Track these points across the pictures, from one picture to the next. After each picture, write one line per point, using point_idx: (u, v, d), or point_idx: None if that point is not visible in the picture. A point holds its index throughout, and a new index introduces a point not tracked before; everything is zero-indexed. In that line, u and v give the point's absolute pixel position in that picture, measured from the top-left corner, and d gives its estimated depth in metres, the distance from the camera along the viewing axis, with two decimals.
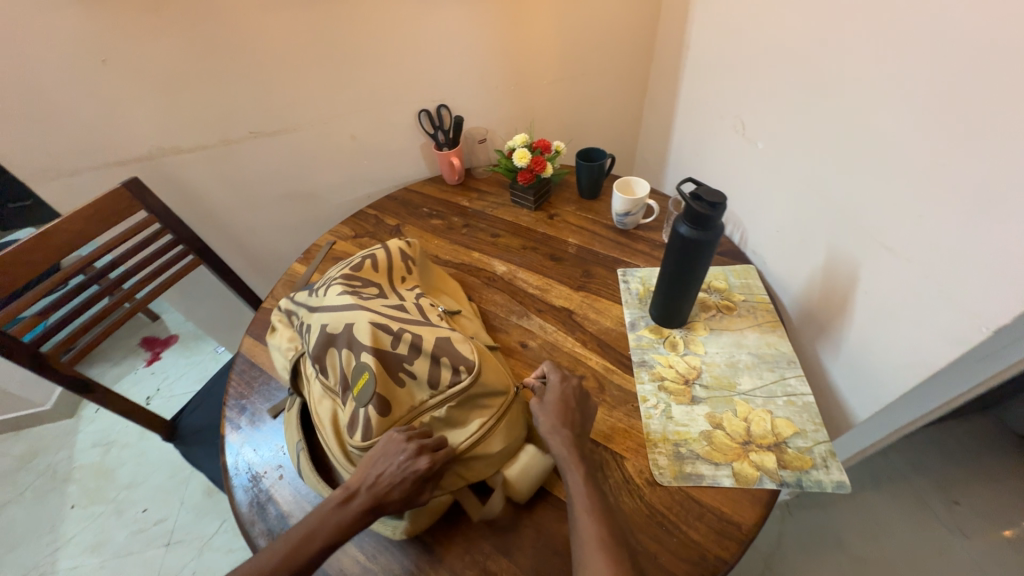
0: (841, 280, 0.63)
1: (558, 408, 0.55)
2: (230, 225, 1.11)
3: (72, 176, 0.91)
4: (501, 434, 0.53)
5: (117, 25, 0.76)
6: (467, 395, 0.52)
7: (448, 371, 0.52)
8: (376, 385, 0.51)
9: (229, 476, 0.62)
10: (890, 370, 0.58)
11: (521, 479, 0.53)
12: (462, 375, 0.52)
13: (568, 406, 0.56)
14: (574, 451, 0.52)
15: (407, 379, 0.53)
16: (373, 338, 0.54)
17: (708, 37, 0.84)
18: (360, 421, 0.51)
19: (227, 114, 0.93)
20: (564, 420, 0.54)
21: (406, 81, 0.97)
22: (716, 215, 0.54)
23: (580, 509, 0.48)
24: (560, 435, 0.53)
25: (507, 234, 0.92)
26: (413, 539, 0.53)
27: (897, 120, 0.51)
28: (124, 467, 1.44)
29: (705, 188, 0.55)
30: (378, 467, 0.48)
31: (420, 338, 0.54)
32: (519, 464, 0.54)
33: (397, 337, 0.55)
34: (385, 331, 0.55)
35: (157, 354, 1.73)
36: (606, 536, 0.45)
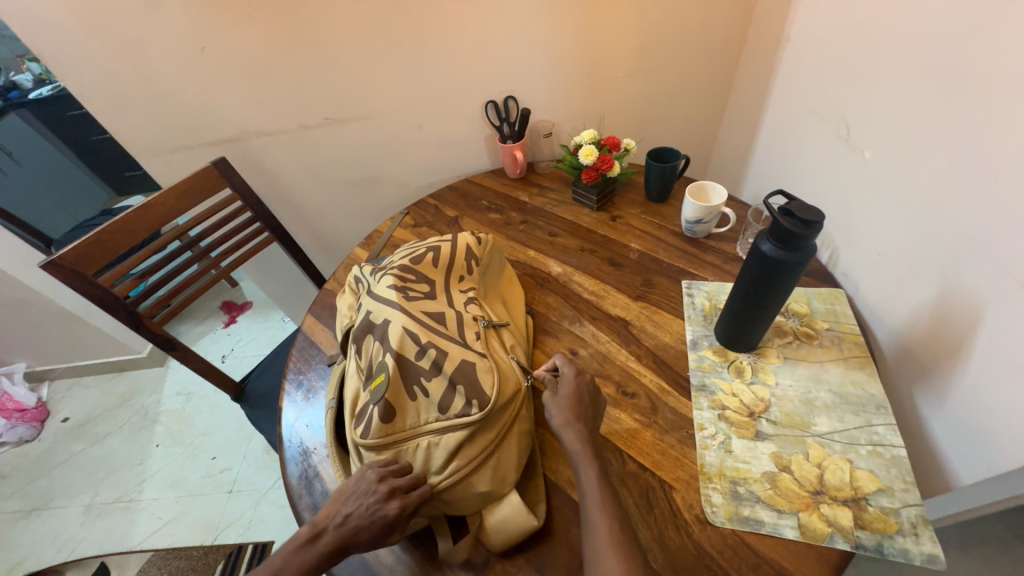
0: (957, 318, 0.54)
1: (570, 402, 0.53)
2: (302, 206, 1.18)
3: (172, 153, 1.01)
4: (487, 480, 0.51)
5: (215, 14, 0.81)
6: (469, 432, 0.50)
7: (460, 400, 0.51)
8: (387, 388, 0.51)
9: (283, 447, 0.66)
10: (1015, 433, 0.48)
11: (497, 529, 0.50)
12: (470, 409, 0.50)
13: (579, 402, 0.53)
14: (587, 447, 0.50)
15: (418, 393, 0.52)
16: (401, 343, 0.55)
17: (814, 26, 0.74)
18: (365, 416, 0.52)
19: (306, 100, 0.97)
20: (576, 414, 0.52)
21: (476, 72, 0.95)
22: (810, 235, 0.47)
23: (592, 507, 0.46)
24: (573, 429, 0.51)
25: (565, 234, 0.88)
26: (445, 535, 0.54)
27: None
28: (200, 416, 1.60)
29: (799, 202, 0.48)
30: (353, 505, 0.48)
31: (442, 360, 0.53)
32: (502, 513, 0.51)
33: (422, 350, 0.54)
34: (414, 340, 0.55)
35: (234, 317, 1.90)
36: (619, 535, 0.44)
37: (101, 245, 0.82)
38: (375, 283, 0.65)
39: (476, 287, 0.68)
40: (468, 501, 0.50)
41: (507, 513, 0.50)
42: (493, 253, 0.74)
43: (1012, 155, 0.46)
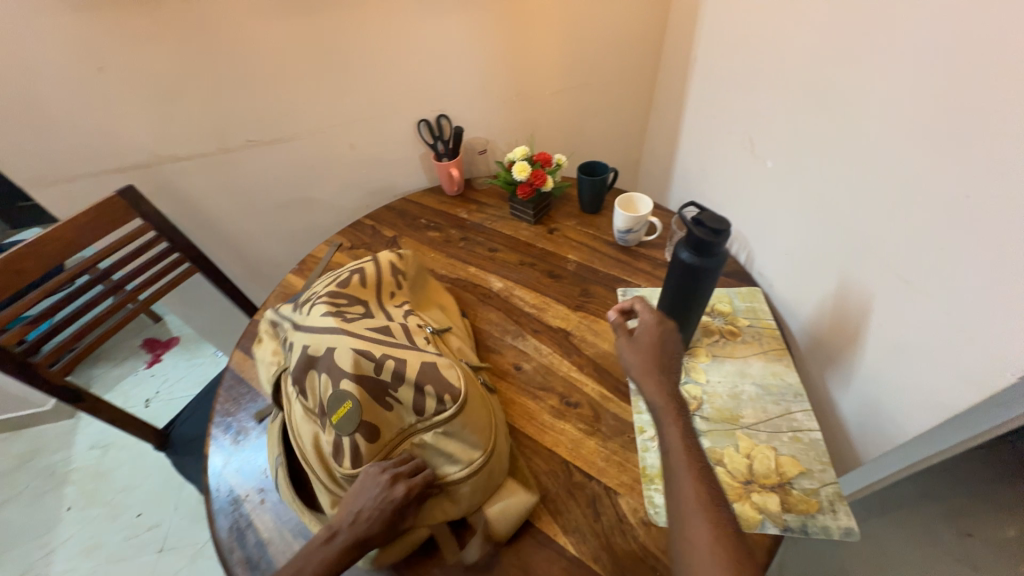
0: (853, 310, 0.60)
1: (653, 351, 0.56)
2: (227, 233, 1.10)
3: (71, 182, 0.91)
4: (487, 472, 0.52)
5: (113, 32, 0.75)
6: (453, 425, 0.50)
7: (433, 400, 0.50)
8: (360, 413, 0.49)
9: (210, 498, 0.60)
10: (905, 410, 0.55)
11: (502, 517, 0.52)
12: (447, 405, 0.50)
13: (658, 354, 0.55)
14: (670, 401, 0.52)
15: (394, 404, 0.51)
16: (356, 364, 0.51)
17: (715, 49, 0.81)
18: (346, 449, 0.49)
19: (224, 121, 0.91)
20: (658, 364, 0.55)
21: (406, 91, 0.95)
22: (721, 242, 0.51)
23: (679, 463, 0.47)
24: (656, 380, 0.53)
25: (505, 249, 0.89)
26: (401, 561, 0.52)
27: (917, 146, 0.48)
28: (121, 469, 1.44)
29: (704, 214, 0.53)
30: (356, 504, 0.47)
31: (404, 367, 0.51)
32: (502, 501, 0.53)
33: (379, 365, 0.52)
34: (368, 358, 0.52)
35: (158, 355, 1.73)
36: (704, 493, 0.46)
37: None
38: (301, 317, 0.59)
39: (409, 300, 0.68)
40: (470, 497, 0.52)
41: (503, 509, 0.52)
42: (416, 268, 0.73)
43: (883, 163, 0.52)
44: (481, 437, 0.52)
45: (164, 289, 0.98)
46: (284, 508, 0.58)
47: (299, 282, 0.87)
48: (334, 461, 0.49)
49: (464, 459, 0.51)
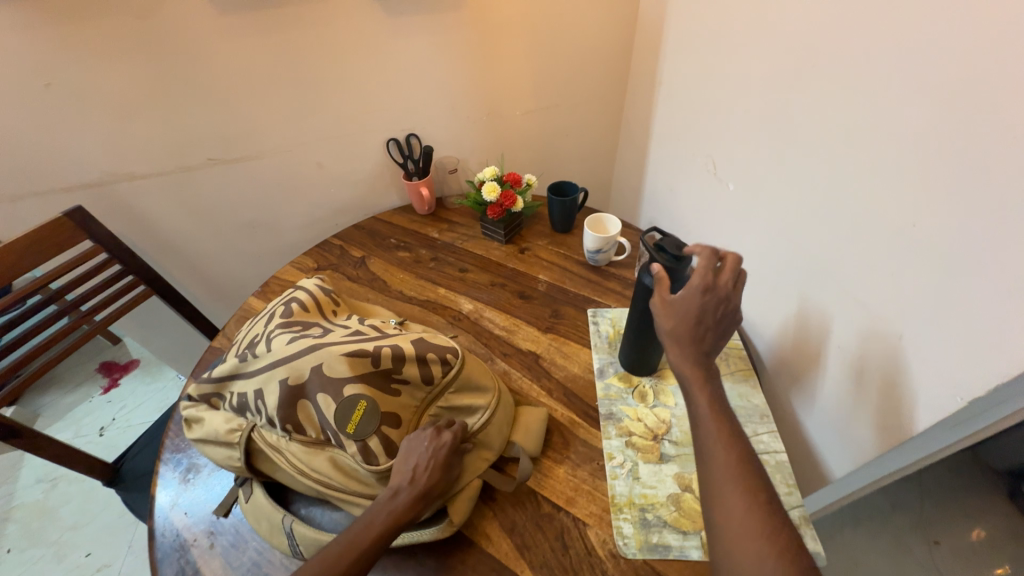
0: (814, 332, 0.61)
1: (691, 321, 0.50)
2: (188, 253, 1.06)
3: (15, 201, 0.86)
4: (501, 414, 0.59)
5: (61, 48, 0.72)
6: (461, 377, 0.56)
7: (437, 366, 0.54)
8: (377, 406, 0.50)
9: (153, 544, 0.56)
10: (864, 432, 0.56)
11: (528, 437, 0.59)
12: (451, 363, 0.55)
13: (698, 315, 0.50)
14: (698, 367, 0.49)
15: (400, 387, 0.53)
16: (352, 366, 0.51)
17: (680, 74, 0.83)
18: (376, 448, 0.49)
19: (184, 139, 0.88)
20: (693, 334, 0.50)
21: (375, 110, 0.94)
22: (683, 268, 0.53)
23: (709, 429, 0.46)
24: (686, 347, 0.50)
25: (476, 269, 0.88)
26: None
27: (869, 174, 0.49)
28: (70, 505, 1.34)
29: (664, 239, 0.55)
30: (413, 459, 0.49)
31: (401, 347, 0.53)
32: (523, 429, 0.60)
33: (375, 355, 0.52)
34: (361, 357, 0.51)
35: (114, 380, 1.64)
36: (736, 459, 0.43)
37: None
38: (251, 364, 0.54)
39: (354, 312, 0.67)
40: (497, 439, 0.57)
41: (525, 446, 0.58)
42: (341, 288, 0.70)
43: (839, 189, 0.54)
44: (488, 385, 0.58)
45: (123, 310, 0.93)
46: (234, 553, 0.54)
47: (261, 305, 0.84)
48: (368, 465, 0.49)
49: (480, 405, 0.57)
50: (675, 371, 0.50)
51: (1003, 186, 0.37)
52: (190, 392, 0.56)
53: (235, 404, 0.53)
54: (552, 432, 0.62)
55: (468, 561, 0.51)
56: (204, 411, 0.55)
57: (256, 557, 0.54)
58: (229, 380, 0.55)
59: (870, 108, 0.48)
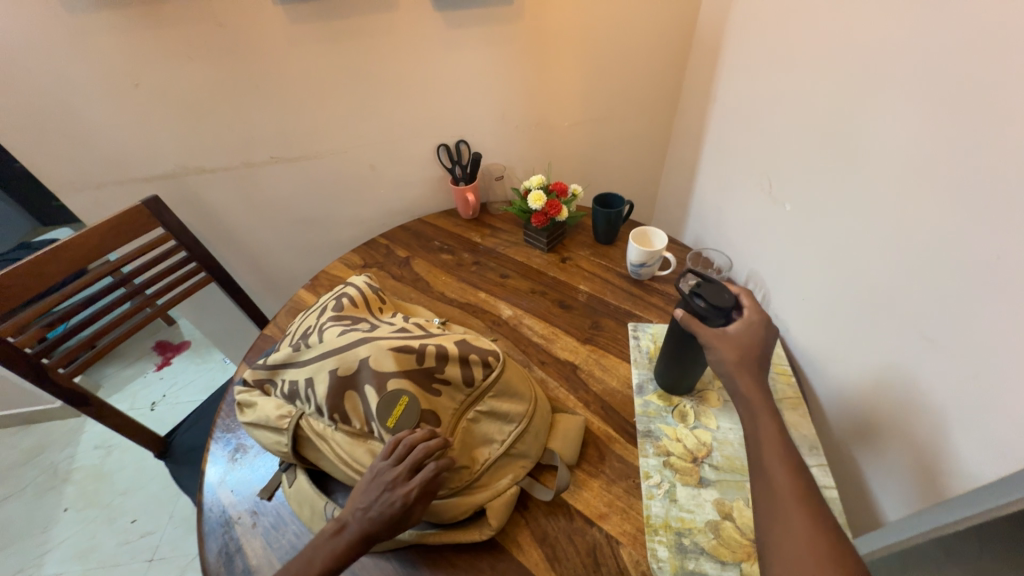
0: (873, 365, 0.58)
1: (745, 348, 0.52)
2: (245, 244, 1.12)
3: (99, 188, 0.94)
4: (538, 422, 0.58)
5: (151, 53, 0.79)
6: (501, 382, 0.55)
7: (479, 367, 0.54)
8: (420, 403, 0.51)
9: (202, 517, 0.59)
10: (928, 474, 0.52)
11: (564, 447, 0.59)
12: (492, 366, 0.55)
13: (751, 350, 0.52)
14: (762, 394, 0.50)
15: (441, 387, 0.53)
16: (398, 361, 0.52)
17: (736, 89, 0.81)
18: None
19: (250, 138, 0.94)
20: (750, 361, 0.51)
21: (427, 116, 0.97)
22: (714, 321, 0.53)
23: (774, 457, 0.45)
24: (747, 372, 0.51)
25: (516, 276, 0.89)
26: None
27: (937, 203, 0.47)
28: (122, 472, 1.44)
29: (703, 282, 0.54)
30: (365, 502, 0.47)
31: (445, 347, 0.54)
32: (559, 438, 0.60)
33: (421, 353, 0.53)
34: (407, 353, 0.53)
35: (168, 359, 1.76)
36: (803, 489, 0.43)
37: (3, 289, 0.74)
38: (304, 353, 0.56)
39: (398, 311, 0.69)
40: (532, 447, 0.57)
41: (563, 455, 0.58)
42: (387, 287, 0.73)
43: (903, 216, 0.51)
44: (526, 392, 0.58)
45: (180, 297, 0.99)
46: (275, 535, 0.56)
47: (310, 298, 0.88)
48: None
49: (518, 413, 0.56)
50: (737, 392, 0.50)
51: None
52: (246, 377, 0.60)
53: (286, 391, 0.56)
54: (587, 445, 0.62)
55: (499, 568, 0.51)
56: (256, 396, 0.59)
57: (295, 540, 0.56)
58: (282, 367, 0.58)
59: (945, 132, 0.45)
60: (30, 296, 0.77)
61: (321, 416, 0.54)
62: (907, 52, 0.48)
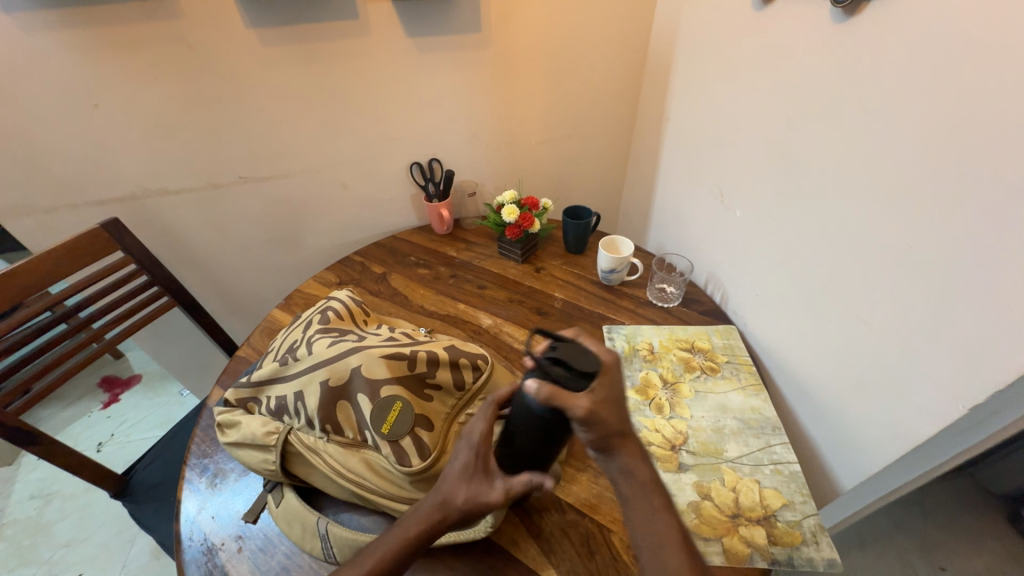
0: (822, 349, 0.65)
1: (610, 413, 0.41)
2: (210, 267, 1.09)
3: (49, 212, 0.89)
4: None
5: (114, 74, 0.77)
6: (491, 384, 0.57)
7: (469, 371, 0.56)
8: (413, 408, 0.52)
9: (181, 548, 0.56)
10: (873, 442, 0.59)
11: None
12: (482, 369, 0.57)
13: (620, 402, 0.43)
14: (644, 466, 0.44)
15: (433, 392, 0.55)
16: (390, 368, 0.53)
17: (687, 109, 0.90)
18: (409, 450, 0.50)
19: (218, 159, 0.93)
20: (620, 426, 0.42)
21: (399, 136, 1.00)
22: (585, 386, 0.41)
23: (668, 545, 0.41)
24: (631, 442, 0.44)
25: (493, 286, 0.92)
26: None
27: (868, 202, 0.54)
28: (63, 523, 1.31)
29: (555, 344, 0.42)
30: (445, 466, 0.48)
31: (435, 352, 0.56)
32: None
33: (412, 359, 0.55)
34: (399, 359, 0.54)
35: (115, 395, 1.63)
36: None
37: None
38: (292, 367, 0.56)
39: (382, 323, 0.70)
40: None
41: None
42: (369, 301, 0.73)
43: (841, 214, 0.59)
44: None
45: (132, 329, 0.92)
46: (264, 557, 0.55)
47: (285, 317, 0.87)
48: (400, 466, 0.50)
49: None
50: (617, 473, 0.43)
51: (989, 210, 0.42)
52: (227, 397, 0.59)
53: (272, 407, 0.55)
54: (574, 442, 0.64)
55: (498, 566, 0.52)
56: (238, 415, 0.57)
57: (285, 561, 0.54)
58: (268, 384, 0.57)
59: (867, 143, 0.53)
60: None
61: (312, 429, 0.53)
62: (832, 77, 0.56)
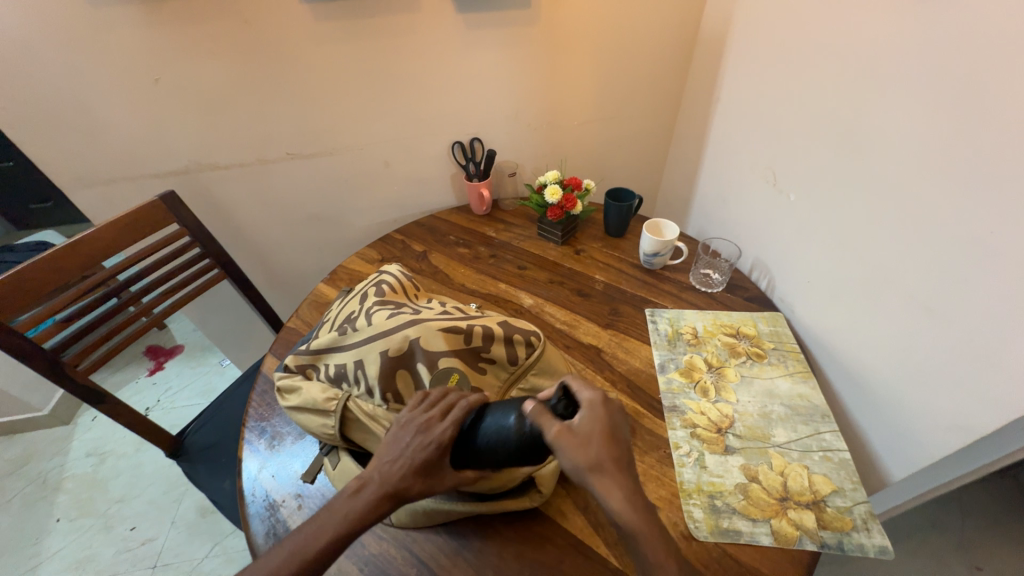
0: (877, 338, 0.64)
1: (603, 439, 0.44)
2: (255, 242, 1.12)
3: (108, 184, 0.93)
4: None
5: (171, 49, 0.79)
6: (541, 360, 0.58)
7: (522, 347, 0.57)
8: (469, 380, 0.54)
9: (246, 503, 0.60)
10: (928, 430, 0.58)
11: None
12: (535, 345, 0.57)
13: (609, 435, 0.45)
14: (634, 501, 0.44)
15: (486, 365, 0.56)
16: (448, 341, 0.55)
17: (739, 89, 0.87)
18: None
19: (267, 135, 0.95)
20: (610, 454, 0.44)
21: (441, 115, 1.00)
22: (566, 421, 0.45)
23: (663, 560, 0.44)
24: (614, 484, 0.44)
25: (533, 267, 0.92)
26: (463, 549, 0.53)
27: (941, 184, 0.52)
28: (117, 479, 1.39)
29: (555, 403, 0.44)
30: (392, 454, 0.48)
31: (490, 327, 0.56)
32: None
33: (468, 333, 0.56)
34: (455, 333, 0.56)
35: (160, 363, 1.71)
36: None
37: (21, 284, 0.72)
38: (351, 337, 0.58)
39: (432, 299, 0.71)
40: None
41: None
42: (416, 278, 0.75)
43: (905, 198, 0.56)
44: (565, 373, 0.60)
45: (183, 302, 0.96)
46: None
47: (331, 291, 0.89)
48: None
49: None
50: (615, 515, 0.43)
51: None
52: (287, 363, 0.61)
53: (331, 374, 0.58)
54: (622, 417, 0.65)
55: (547, 534, 0.54)
56: (298, 380, 0.60)
57: None
58: (326, 352, 0.60)
59: (941, 124, 0.51)
60: (36, 301, 0.75)
61: (370, 396, 0.55)
62: (909, 50, 0.53)
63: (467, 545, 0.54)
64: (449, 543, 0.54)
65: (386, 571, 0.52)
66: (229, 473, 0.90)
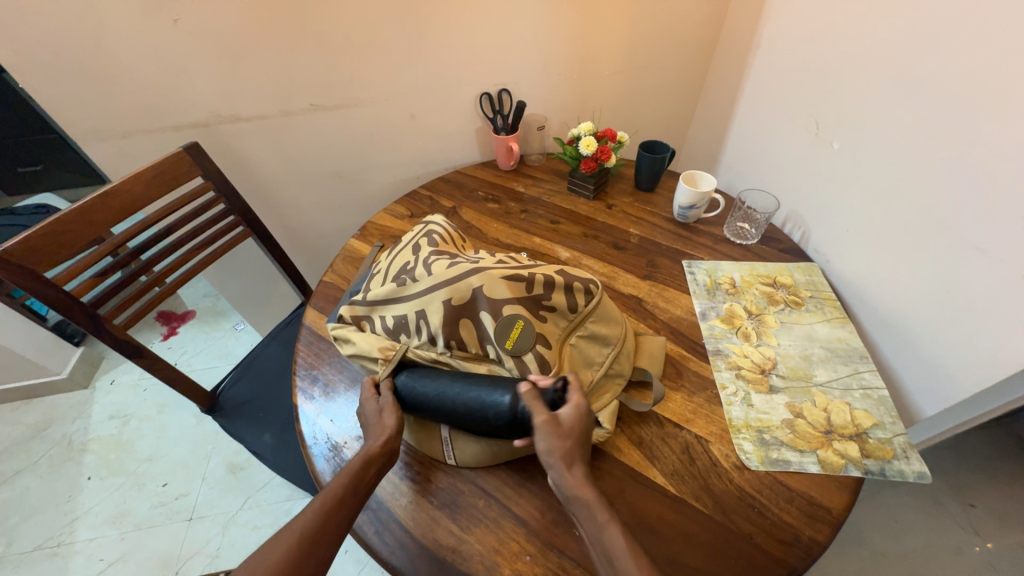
0: (918, 283, 0.65)
1: (579, 439, 0.49)
2: (277, 199, 1.10)
3: (125, 138, 0.88)
4: (628, 346, 0.62)
5: None
6: (598, 307, 0.59)
7: (581, 295, 0.58)
8: (533, 327, 0.55)
9: (307, 445, 0.61)
10: (968, 368, 0.61)
11: (649, 362, 0.64)
12: (593, 293, 0.58)
13: (583, 437, 0.50)
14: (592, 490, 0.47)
15: (547, 314, 0.57)
16: (511, 289, 0.56)
17: (779, 36, 0.85)
18: (530, 364, 0.53)
19: (292, 84, 0.91)
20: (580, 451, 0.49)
21: (470, 62, 0.96)
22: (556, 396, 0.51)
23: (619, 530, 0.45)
24: (576, 468, 0.48)
25: (566, 221, 0.92)
26: (528, 482, 0.56)
27: (1013, 121, 0.51)
28: (142, 440, 1.41)
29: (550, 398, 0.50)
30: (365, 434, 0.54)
31: (551, 275, 0.57)
32: (644, 359, 0.64)
33: (529, 282, 0.56)
34: (517, 281, 0.56)
35: (174, 328, 1.71)
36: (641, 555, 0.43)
37: (55, 237, 0.71)
38: (410, 288, 0.58)
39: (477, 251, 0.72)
40: (626, 364, 0.61)
41: (653, 371, 0.63)
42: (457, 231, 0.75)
43: (975, 138, 0.55)
44: (618, 319, 0.62)
45: (209, 261, 0.95)
46: None
47: (363, 246, 0.89)
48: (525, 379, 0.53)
49: (614, 337, 0.60)
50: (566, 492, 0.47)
51: None
52: (341, 315, 0.62)
53: (389, 326, 0.58)
54: (668, 359, 0.67)
55: (606, 468, 0.56)
56: (353, 333, 0.60)
57: (405, 457, 0.59)
58: (383, 304, 0.60)
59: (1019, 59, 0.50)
60: (67, 256, 0.73)
61: (432, 346, 0.56)
62: None
63: (531, 478, 0.56)
64: (513, 478, 0.56)
65: (458, 504, 0.54)
66: (268, 426, 0.92)
